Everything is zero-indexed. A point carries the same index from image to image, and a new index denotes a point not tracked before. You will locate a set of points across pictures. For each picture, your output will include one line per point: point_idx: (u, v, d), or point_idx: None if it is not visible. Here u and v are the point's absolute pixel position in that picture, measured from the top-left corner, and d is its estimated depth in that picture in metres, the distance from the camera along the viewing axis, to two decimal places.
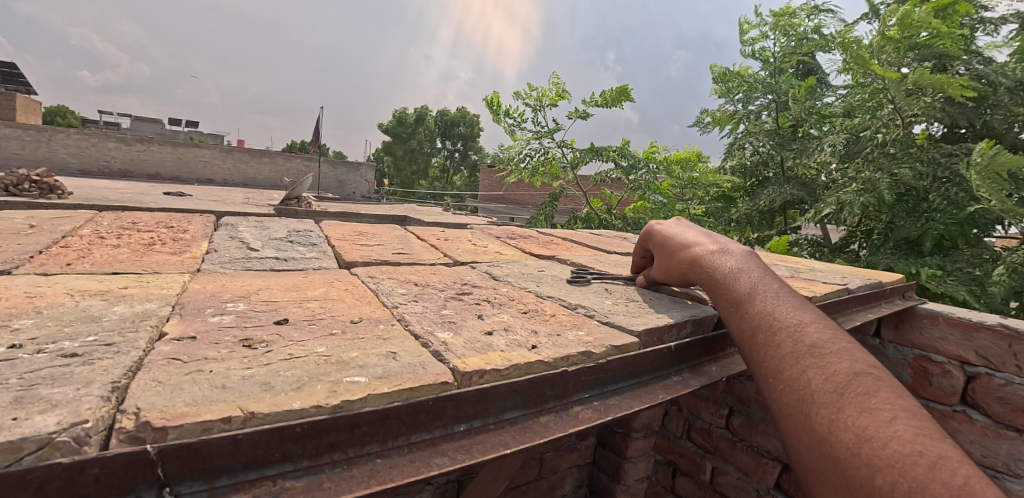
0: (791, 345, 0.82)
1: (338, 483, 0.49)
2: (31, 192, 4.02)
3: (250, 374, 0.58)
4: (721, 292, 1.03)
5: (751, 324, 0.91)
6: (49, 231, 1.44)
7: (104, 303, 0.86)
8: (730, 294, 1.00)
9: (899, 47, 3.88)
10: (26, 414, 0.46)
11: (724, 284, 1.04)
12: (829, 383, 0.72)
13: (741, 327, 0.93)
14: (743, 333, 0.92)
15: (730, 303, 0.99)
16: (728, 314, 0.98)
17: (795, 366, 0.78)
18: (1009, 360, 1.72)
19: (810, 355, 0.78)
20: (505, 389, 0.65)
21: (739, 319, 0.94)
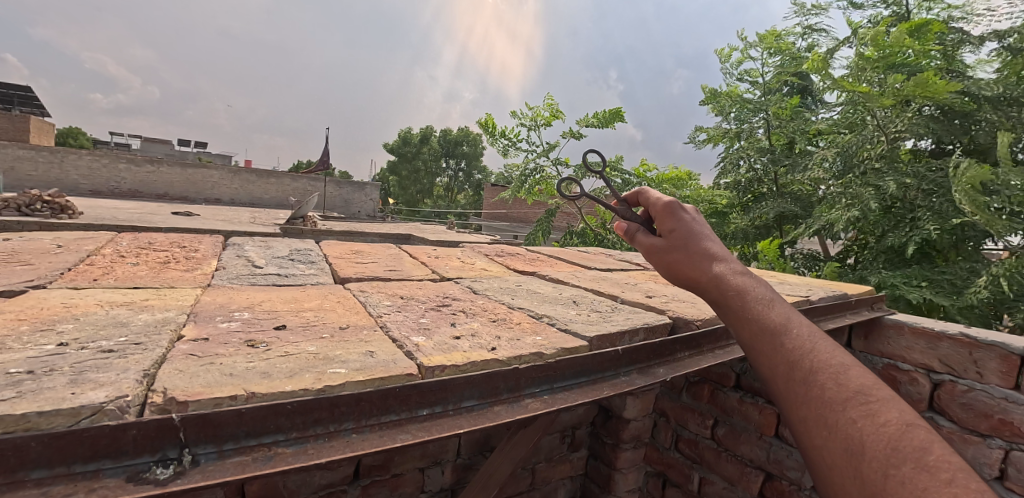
0: (834, 388, 0.68)
1: (319, 450, 0.63)
2: (41, 212, 4.22)
3: (252, 365, 0.72)
4: (742, 317, 0.87)
5: (785, 358, 0.76)
6: (75, 250, 1.61)
7: (129, 312, 1.01)
8: (753, 321, 0.85)
9: (877, 67, 4.06)
10: (81, 389, 0.61)
11: (746, 307, 0.87)
12: (884, 435, 0.59)
13: (769, 360, 0.78)
14: (768, 368, 0.77)
15: (762, 333, 0.81)
16: (758, 346, 0.81)
17: (840, 413, 0.64)
18: (969, 367, 1.80)
19: (859, 402, 0.64)
20: (462, 381, 0.78)
21: (764, 351, 0.79)
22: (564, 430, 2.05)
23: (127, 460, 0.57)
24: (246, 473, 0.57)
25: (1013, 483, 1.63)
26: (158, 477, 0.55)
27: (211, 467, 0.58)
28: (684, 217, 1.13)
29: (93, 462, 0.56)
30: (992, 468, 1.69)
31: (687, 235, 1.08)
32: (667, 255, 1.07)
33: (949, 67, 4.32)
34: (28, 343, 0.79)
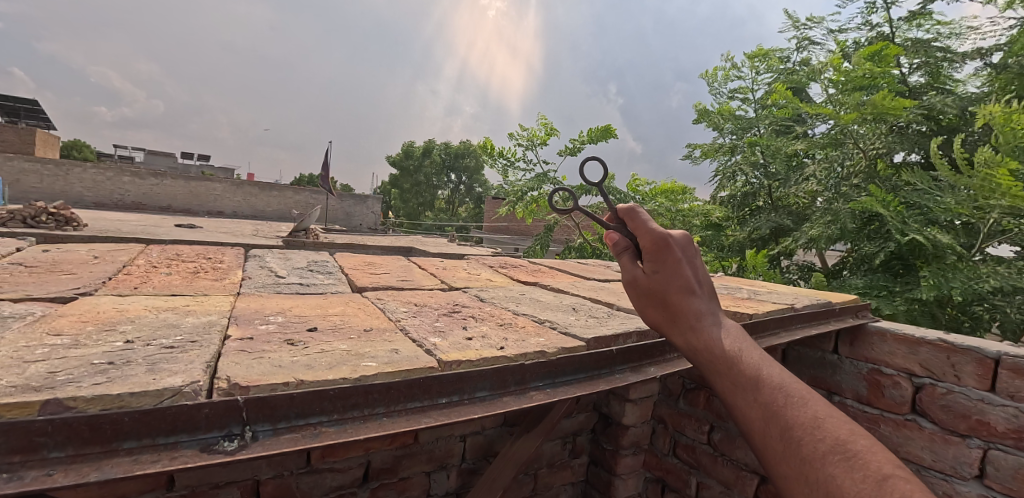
0: (813, 443, 0.74)
1: (357, 429, 0.74)
2: (48, 224, 4.34)
3: (296, 359, 0.85)
4: (718, 370, 0.94)
5: (764, 414, 0.82)
6: (112, 261, 1.77)
7: (176, 315, 1.14)
8: (727, 376, 0.92)
9: (847, 90, 4.33)
10: (161, 377, 0.74)
11: (721, 362, 0.94)
12: (860, 488, 0.65)
13: (748, 416, 0.85)
14: (749, 425, 0.84)
15: (740, 388, 0.88)
16: (736, 401, 0.88)
17: (819, 469, 0.70)
18: (948, 371, 1.84)
19: (834, 457, 0.70)
20: (475, 374, 0.89)
21: (742, 406, 0.87)
22: (565, 436, 2.13)
23: (200, 435, 0.69)
24: (300, 445, 0.68)
25: (994, 482, 1.67)
26: (227, 448, 0.67)
27: (269, 441, 0.69)
28: (675, 260, 1.12)
29: (171, 436, 0.68)
30: (972, 467, 1.73)
31: (672, 282, 1.09)
32: (645, 298, 1.12)
33: (934, 84, 4.54)
34: (99, 341, 0.92)
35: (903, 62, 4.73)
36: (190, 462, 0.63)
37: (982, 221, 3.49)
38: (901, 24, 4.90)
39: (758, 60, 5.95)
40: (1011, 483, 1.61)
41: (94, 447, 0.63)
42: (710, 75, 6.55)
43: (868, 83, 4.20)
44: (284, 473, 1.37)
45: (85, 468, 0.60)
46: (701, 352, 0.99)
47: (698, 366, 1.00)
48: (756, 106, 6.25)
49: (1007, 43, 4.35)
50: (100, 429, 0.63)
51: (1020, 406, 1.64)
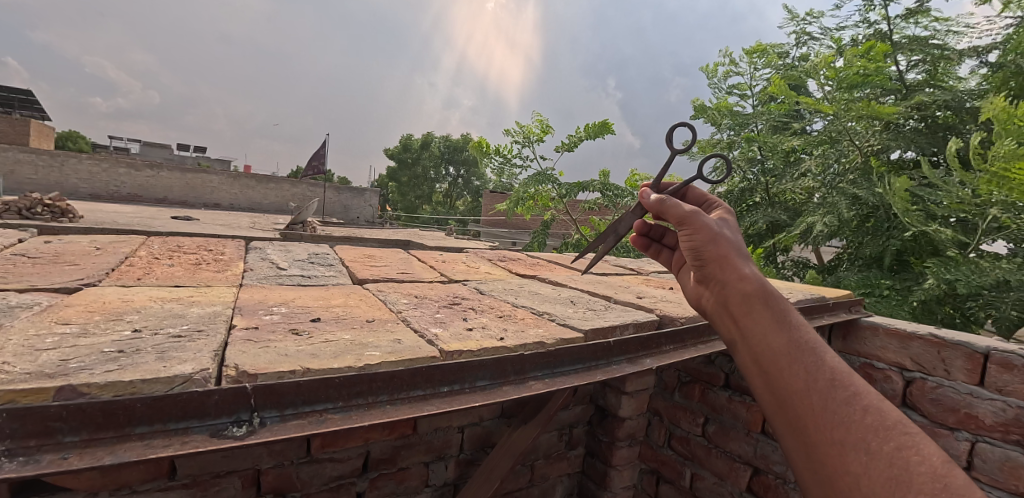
0: (878, 415, 0.69)
1: (362, 415, 0.77)
2: (44, 215, 4.34)
3: (302, 349, 0.88)
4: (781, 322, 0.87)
5: (829, 375, 0.76)
6: (114, 253, 1.79)
7: (181, 306, 1.16)
8: (790, 331, 0.85)
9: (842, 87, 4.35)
10: (170, 365, 0.77)
11: (786, 317, 0.88)
12: (931, 468, 0.61)
13: (808, 373, 0.78)
14: (804, 382, 0.77)
15: (805, 345, 0.82)
16: (798, 355, 0.81)
17: (886, 441, 0.65)
18: (938, 365, 1.87)
19: (900, 432, 0.66)
20: (476, 364, 0.92)
21: (803, 363, 0.80)
22: (563, 427, 2.16)
23: (210, 420, 0.71)
24: (307, 431, 0.71)
25: (982, 474, 1.70)
26: (236, 433, 0.69)
27: (276, 427, 0.71)
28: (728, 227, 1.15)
29: (182, 421, 0.70)
30: (961, 459, 1.77)
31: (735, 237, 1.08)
32: (712, 228, 1.04)
33: (931, 81, 4.54)
34: (107, 330, 0.95)
35: (901, 59, 4.73)
36: (201, 447, 0.65)
37: (981, 217, 3.50)
38: (899, 21, 4.89)
39: (756, 55, 5.97)
40: (999, 475, 1.65)
41: (107, 432, 0.65)
42: (708, 71, 6.56)
43: (862, 81, 4.30)
44: (285, 463, 1.38)
45: (99, 452, 0.62)
46: (763, 299, 0.92)
47: (753, 312, 0.91)
48: (754, 102, 6.27)
49: (1005, 42, 4.36)
50: (113, 415, 0.65)
51: (1007, 399, 1.67)
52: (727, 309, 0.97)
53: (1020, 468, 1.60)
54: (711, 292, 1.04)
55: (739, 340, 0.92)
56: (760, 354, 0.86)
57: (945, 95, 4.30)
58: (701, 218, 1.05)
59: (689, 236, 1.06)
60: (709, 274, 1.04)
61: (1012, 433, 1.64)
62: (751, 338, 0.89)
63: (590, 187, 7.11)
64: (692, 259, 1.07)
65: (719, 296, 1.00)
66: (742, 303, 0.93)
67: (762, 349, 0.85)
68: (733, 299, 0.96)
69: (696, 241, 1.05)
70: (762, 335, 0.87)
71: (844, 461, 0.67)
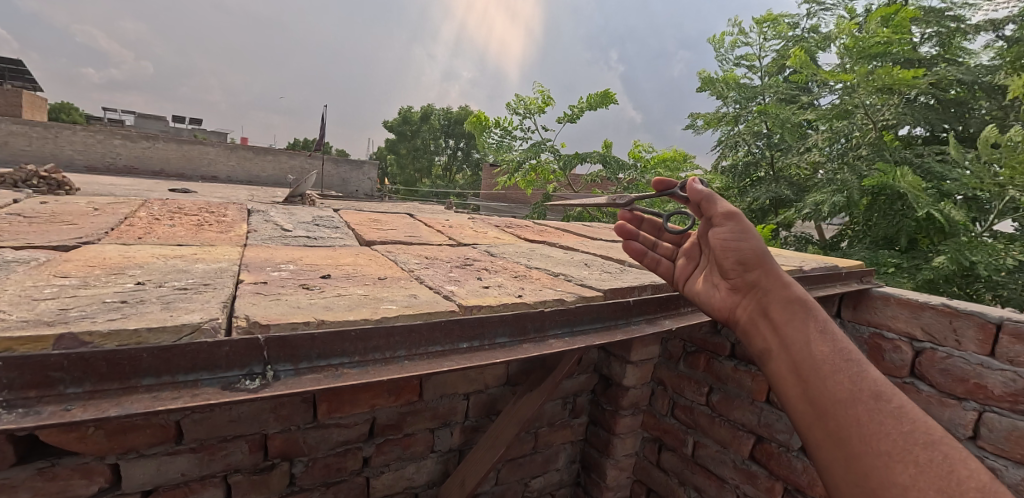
0: (922, 427, 0.69)
1: (379, 371, 0.73)
2: (39, 187, 4.24)
3: (315, 302, 0.84)
4: (823, 332, 0.85)
5: (873, 386, 0.75)
6: (112, 213, 1.73)
7: (185, 262, 1.11)
8: (833, 340, 0.83)
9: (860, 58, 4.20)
10: (178, 315, 0.73)
11: (829, 325, 0.86)
12: (977, 482, 0.61)
13: (853, 383, 0.76)
14: (848, 392, 0.75)
15: (849, 355, 0.80)
16: (842, 364, 0.79)
17: (932, 454, 0.65)
18: (948, 335, 1.54)
19: (946, 445, 0.66)
20: (496, 319, 0.88)
21: (848, 372, 0.78)
22: (566, 396, 2.12)
23: (220, 372, 0.67)
24: (323, 385, 0.67)
25: (986, 443, 1.41)
26: (249, 386, 0.65)
27: (291, 381, 0.68)
28: None
29: (192, 373, 0.66)
30: (966, 428, 1.46)
31: None
32: (756, 232, 1.00)
33: (945, 56, 4.36)
34: (108, 282, 0.90)
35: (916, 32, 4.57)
36: (212, 400, 0.62)
37: (997, 197, 3.40)
38: None
39: (767, 25, 5.75)
40: (1005, 445, 1.36)
41: (112, 383, 0.62)
42: (716, 41, 6.35)
43: (884, 51, 4.14)
44: (292, 428, 1.36)
45: (104, 404, 0.59)
46: (805, 307, 0.89)
47: (796, 319, 0.88)
48: (762, 74, 6.10)
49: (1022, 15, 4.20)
50: (117, 365, 0.61)
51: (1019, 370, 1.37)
52: (765, 316, 0.92)
53: None
54: (745, 298, 0.98)
55: (775, 349, 0.89)
56: (800, 362, 0.83)
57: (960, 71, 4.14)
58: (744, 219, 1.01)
59: (732, 234, 1.01)
60: (745, 278, 0.98)
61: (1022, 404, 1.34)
62: (792, 345, 0.85)
63: (592, 160, 6.98)
64: (730, 261, 1.01)
65: (756, 303, 0.95)
66: (785, 310, 0.89)
67: (805, 357, 0.83)
68: (774, 305, 0.92)
69: (740, 241, 0.99)
70: (804, 343, 0.84)
71: (886, 471, 0.66)
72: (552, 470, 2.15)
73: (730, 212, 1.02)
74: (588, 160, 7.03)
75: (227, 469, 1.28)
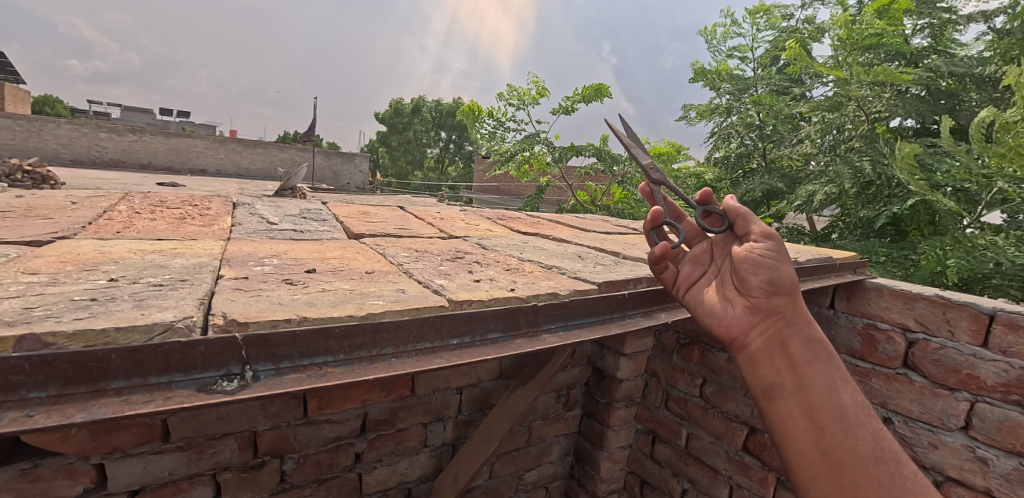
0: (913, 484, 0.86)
1: (365, 369, 0.70)
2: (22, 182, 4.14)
3: (297, 297, 0.81)
4: (840, 379, 0.95)
5: (880, 443, 0.89)
6: (91, 207, 1.67)
7: (163, 257, 1.07)
8: (850, 390, 0.94)
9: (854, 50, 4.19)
10: (149, 312, 0.69)
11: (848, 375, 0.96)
12: None
13: (874, 441, 0.89)
14: (868, 450, 0.89)
15: (861, 409, 0.92)
16: (859, 420, 0.91)
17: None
18: (942, 326, 1.53)
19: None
20: (487, 314, 0.85)
21: (866, 429, 0.90)
22: (560, 390, 2.10)
23: (196, 374, 0.63)
24: (305, 386, 0.64)
25: (977, 433, 1.41)
26: (226, 388, 0.62)
27: (271, 381, 0.64)
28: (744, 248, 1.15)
29: (165, 375, 0.62)
30: (958, 419, 1.45)
31: None
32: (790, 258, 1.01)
33: (935, 48, 4.37)
34: (79, 279, 0.86)
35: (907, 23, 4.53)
36: (187, 403, 0.58)
37: (985, 188, 3.43)
38: None
39: (760, 16, 5.72)
40: (996, 434, 1.36)
41: (78, 386, 0.57)
42: (708, 32, 6.31)
43: (878, 43, 4.14)
44: (281, 425, 1.32)
45: (70, 409, 0.55)
46: (827, 351, 0.97)
47: (820, 362, 0.96)
48: (755, 66, 6.08)
49: (1013, 6, 4.19)
50: (84, 368, 0.57)
51: (1011, 360, 1.37)
52: (785, 349, 0.97)
53: (1020, 428, 1.31)
54: (763, 323, 0.99)
55: (793, 386, 0.95)
56: (820, 409, 0.92)
57: (951, 64, 4.13)
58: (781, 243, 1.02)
59: (770, 254, 1.00)
60: (773, 303, 0.99)
61: (1013, 394, 1.35)
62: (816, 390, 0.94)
63: (584, 153, 6.96)
64: (759, 281, 1.00)
65: (776, 333, 0.98)
66: (811, 351, 0.96)
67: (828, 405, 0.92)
68: (802, 342, 0.97)
69: (776, 263, 0.99)
70: (829, 390, 0.93)
71: None
72: (546, 463, 2.14)
73: (767, 233, 1.03)
74: (581, 152, 7.00)
75: (216, 468, 1.25)
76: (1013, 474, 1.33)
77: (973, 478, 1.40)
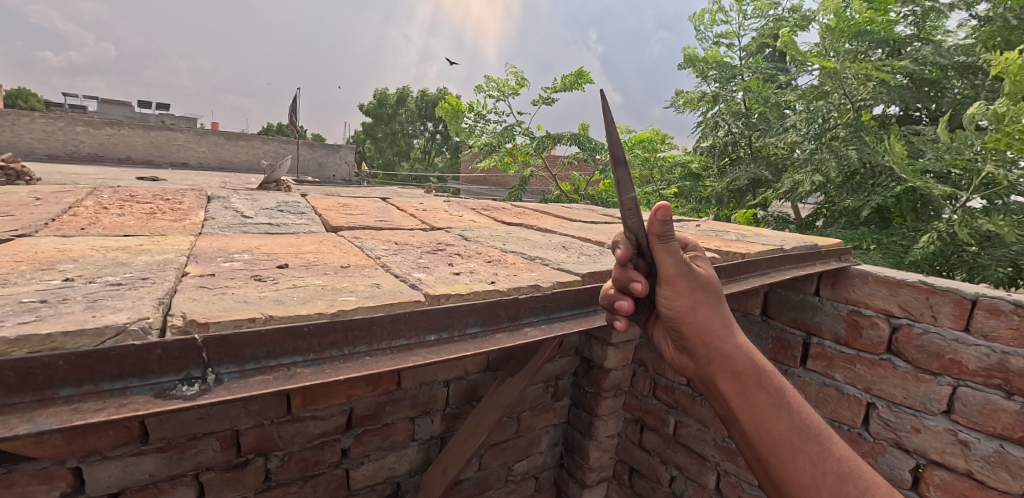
0: None
1: (336, 369, 0.67)
2: None
3: (264, 294, 0.77)
4: (775, 404, 0.89)
5: (832, 471, 0.80)
6: (55, 203, 1.60)
7: (128, 254, 1.02)
8: (789, 416, 0.87)
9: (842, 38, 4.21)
10: (103, 313, 0.65)
11: (782, 399, 0.89)
12: None
13: (815, 466, 0.81)
14: (813, 480, 0.81)
15: (802, 434, 0.85)
16: (799, 446, 0.84)
17: None
18: (925, 312, 1.54)
19: None
20: (465, 308, 0.82)
21: (807, 454, 0.83)
22: (548, 380, 2.08)
23: (153, 379, 0.59)
24: (272, 388, 0.60)
25: (960, 416, 1.43)
26: (185, 393, 0.58)
27: (235, 384, 0.61)
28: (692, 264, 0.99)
29: (119, 381, 0.57)
30: (941, 403, 1.47)
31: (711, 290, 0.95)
32: (693, 295, 0.92)
33: (919, 35, 4.39)
34: (33, 279, 0.81)
35: (892, 10, 4.51)
36: (141, 410, 0.54)
37: (975, 171, 3.41)
38: None
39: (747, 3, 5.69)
40: (978, 418, 1.38)
41: (24, 395, 0.53)
42: (697, 17, 6.25)
43: (866, 29, 4.15)
44: (264, 423, 1.28)
45: (14, 420, 0.50)
46: (756, 377, 0.91)
47: (748, 393, 0.90)
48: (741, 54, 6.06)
49: None
50: (29, 376, 0.52)
51: (993, 345, 1.39)
52: (715, 385, 0.95)
53: (1001, 412, 1.34)
54: (692, 363, 0.98)
55: (731, 419, 0.93)
56: (757, 442, 0.88)
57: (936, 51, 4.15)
58: (682, 278, 0.92)
59: (670, 298, 0.93)
60: (687, 344, 0.96)
61: (995, 378, 1.37)
62: (747, 423, 0.89)
63: (567, 140, 6.93)
64: (669, 327, 0.98)
65: (704, 370, 0.96)
66: (736, 382, 0.92)
67: (760, 437, 0.87)
68: (723, 377, 0.92)
69: (675, 307, 0.94)
70: (760, 421, 0.88)
71: None
72: (535, 454, 2.13)
73: (666, 275, 0.92)
74: (568, 142, 6.96)
75: (198, 467, 1.21)
76: (993, 457, 1.35)
77: (955, 461, 1.42)
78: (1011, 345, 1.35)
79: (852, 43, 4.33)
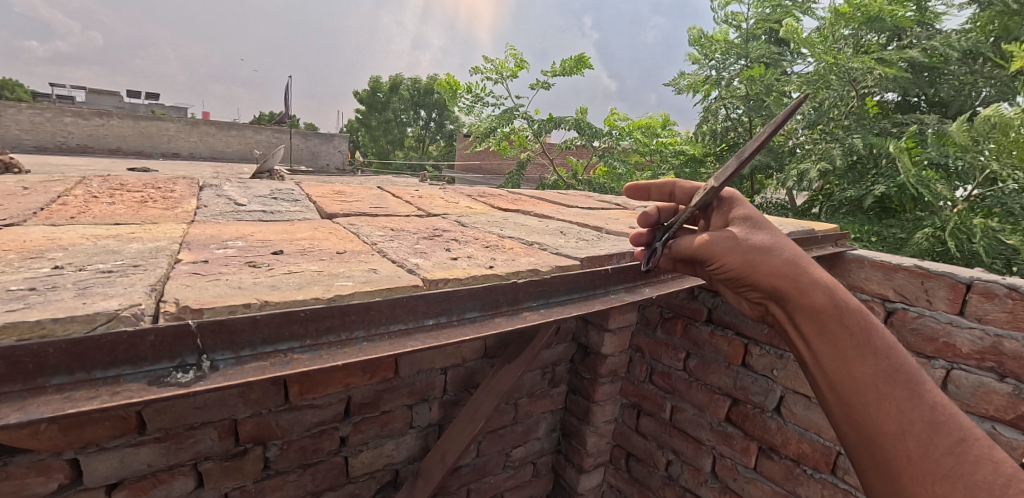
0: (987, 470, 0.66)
1: (333, 354, 0.66)
2: None
3: (258, 280, 0.76)
4: (859, 346, 0.81)
5: (925, 418, 0.72)
6: (44, 192, 1.56)
7: (118, 242, 1.00)
8: (875, 357, 0.79)
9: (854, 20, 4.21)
10: (93, 300, 0.64)
11: (869, 340, 0.80)
12: None
13: (901, 413, 0.74)
14: (901, 426, 0.73)
15: (890, 378, 0.77)
16: (885, 389, 0.76)
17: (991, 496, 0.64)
18: (919, 296, 1.55)
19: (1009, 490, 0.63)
20: (464, 293, 0.81)
21: (893, 399, 0.75)
22: (545, 366, 2.08)
23: (147, 366, 0.58)
24: (269, 374, 0.59)
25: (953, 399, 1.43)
26: (180, 380, 0.57)
27: (231, 371, 0.60)
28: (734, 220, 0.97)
29: (112, 369, 0.56)
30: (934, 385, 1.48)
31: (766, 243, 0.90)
32: (745, 250, 0.89)
33: (923, 21, 4.34)
34: (20, 267, 0.79)
35: None
36: (135, 398, 0.53)
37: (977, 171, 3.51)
38: None
39: None
40: (971, 400, 1.39)
41: (14, 384, 0.51)
42: None
43: (875, 18, 4.12)
44: (262, 412, 1.28)
45: (4, 409, 0.49)
46: (838, 317, 0.83)
47: (829, 333, 0.84)
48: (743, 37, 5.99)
49: None
50: (18, 364, 0.51)
51: (986, 327, 1.40)
52: (794, 327, 0.89)
53: (994, 393, 1.34)
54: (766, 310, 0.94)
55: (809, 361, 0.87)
56: (836, 384, 0.81)
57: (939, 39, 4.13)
58: (720, 244, 0.91)
59: (715, 267, 0.93)
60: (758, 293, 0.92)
61: (987, 360, 1.37)
62: (826, 363, 0.83)
63: (565, 127, 6.88)
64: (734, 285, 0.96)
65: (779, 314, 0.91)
66: (815, 323, 0.85)
67: (840, 378, 0.81)
68: (799, 316, 0.87)
69: (728, 271, 0.92)
70: (842, 362, 0.81)
71: None
72: (533, 439, 2.14)
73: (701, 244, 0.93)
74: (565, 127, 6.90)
75: (197, 457, 1.20)
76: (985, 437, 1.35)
77: None
78: (1005, 328, 1.37)
79: (861, 29, 4.32)
